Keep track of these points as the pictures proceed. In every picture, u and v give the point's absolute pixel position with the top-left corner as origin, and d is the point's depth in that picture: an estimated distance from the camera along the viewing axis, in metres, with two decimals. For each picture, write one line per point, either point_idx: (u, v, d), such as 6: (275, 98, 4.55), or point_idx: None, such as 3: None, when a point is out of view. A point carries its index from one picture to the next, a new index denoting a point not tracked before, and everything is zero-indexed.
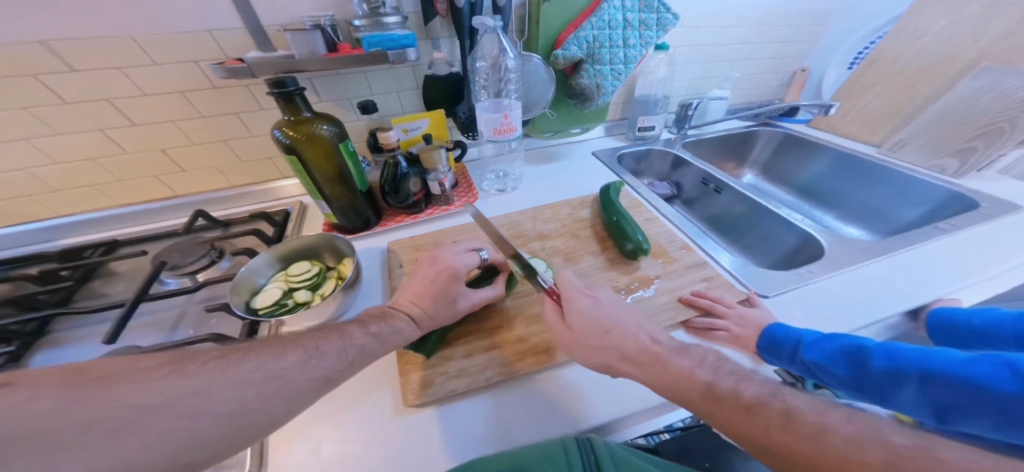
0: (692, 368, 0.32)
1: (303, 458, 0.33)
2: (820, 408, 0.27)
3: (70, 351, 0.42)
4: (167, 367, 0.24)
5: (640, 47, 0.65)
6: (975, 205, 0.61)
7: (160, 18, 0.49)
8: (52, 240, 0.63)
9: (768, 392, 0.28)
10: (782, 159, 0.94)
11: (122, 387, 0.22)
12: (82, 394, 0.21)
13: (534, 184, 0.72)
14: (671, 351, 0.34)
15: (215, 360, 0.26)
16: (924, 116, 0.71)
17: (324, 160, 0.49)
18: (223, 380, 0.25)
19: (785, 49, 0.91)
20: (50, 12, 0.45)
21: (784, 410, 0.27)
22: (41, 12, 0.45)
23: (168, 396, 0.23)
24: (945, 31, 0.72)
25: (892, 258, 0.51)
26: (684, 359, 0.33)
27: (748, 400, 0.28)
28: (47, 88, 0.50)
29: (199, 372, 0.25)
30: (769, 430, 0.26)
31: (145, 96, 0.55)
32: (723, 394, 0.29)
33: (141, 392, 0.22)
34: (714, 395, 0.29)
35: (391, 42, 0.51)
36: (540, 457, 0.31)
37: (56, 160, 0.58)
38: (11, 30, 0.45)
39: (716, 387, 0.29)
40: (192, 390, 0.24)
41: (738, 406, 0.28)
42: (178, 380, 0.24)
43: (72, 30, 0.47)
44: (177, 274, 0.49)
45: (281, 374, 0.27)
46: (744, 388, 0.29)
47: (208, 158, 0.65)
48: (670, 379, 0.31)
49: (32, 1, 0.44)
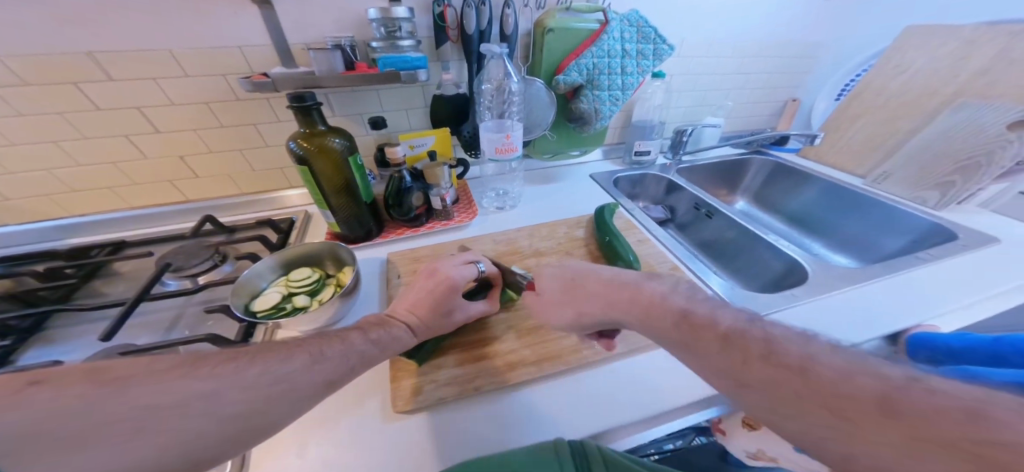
0: (665, 294, 0.33)
1: (290, 463, 0.32)
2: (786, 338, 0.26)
3: (64, 348, 0.42)
4: (180, 369, 0.24)
5: (637, 75, 0.70)
6: (953, 236, 0.63)
7: (197, 33, 0.53)
8: (61, 239, 0.64)
9: (745, 322, 0.28)
10: (771, 188, 0.97)
11: (136, 389, 0.22)
12: (99, 395, 0.21)
13: (532, 203, 0.74)
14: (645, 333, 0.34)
15: (225, 363, 0.26)
16: (907, 148, 0.74)
17: (333, 171, 0.50)
18: (234, 383, 0.25)
19: (776, 80, 0.96)
20: (102, 29, 0.50)
21: (766, 346, 0.25)
22: (93, 27, 0.49)
23: (180, 398, 0.22)
24: (925, 68, 0.76)
25: (876, 284, 0.52)
26: (655, 287, 0.35)
27: (723, 328, 0.28)
28: (84, 95, 0.53)
29: (214, 375, 0.24)
30: (741, 358, 0.25)
31: (172, 105, 0.58)
32: (699, 323, 0.29)
33: (156, 393, 0.22)
34: (701, 327, 0.29)
35: (404, 64, 0.55)
36: (532, 460, 0.32)
37: (80, 162, 0.60)
38: (63, 42, 0.49)
39: (692, 316, 0.30)
40: (201, 393, 0.23)
41: (713, 336, 0.27)
42: (193, 383, 0.23)
43: (115, 44, 0.51)
44: (179, 276, 0.50)
45: (287, 378, 0.27)
46: (721, 318, 0.29)
47: (221, 166, 0.67)
48: None
49: (87, 18, 0.48)
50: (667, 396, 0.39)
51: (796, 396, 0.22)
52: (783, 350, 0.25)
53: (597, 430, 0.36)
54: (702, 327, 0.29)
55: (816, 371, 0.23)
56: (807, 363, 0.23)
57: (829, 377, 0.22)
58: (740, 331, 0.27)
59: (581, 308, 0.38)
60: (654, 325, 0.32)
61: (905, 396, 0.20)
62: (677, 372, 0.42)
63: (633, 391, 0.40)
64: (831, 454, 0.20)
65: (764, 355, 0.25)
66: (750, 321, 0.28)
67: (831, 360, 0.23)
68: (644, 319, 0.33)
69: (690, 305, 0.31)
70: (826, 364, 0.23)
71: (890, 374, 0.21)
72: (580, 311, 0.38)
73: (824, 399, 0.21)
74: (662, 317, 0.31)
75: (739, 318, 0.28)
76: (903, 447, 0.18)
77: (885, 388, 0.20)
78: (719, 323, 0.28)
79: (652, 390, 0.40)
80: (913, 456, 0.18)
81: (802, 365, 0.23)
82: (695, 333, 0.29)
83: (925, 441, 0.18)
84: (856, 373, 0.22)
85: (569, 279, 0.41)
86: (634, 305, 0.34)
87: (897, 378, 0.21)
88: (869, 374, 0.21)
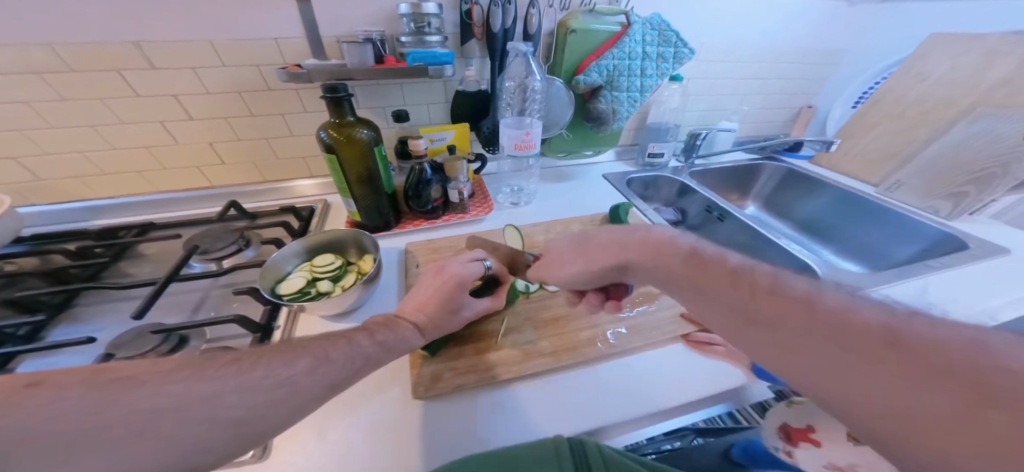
0: (675, 240, 0.35)
1: (309, 448, 0.33)
2: (813, 285, 0.26)
3: (91, 326, 0.43)
4: (182, 371, 0.23)
5: (657, 77, 0.71)
6: (964, 246, 0.63)
7: (240, 24, 0.54)
8: (89, 220, 0.65)
9: (760, 270, 0.28)
10: (783, 193, 0.98)
11: (137, 393, 0.21)
12: (99, 399, 0.20)
13: (548, 200, 0.75)
14: (649, 229, 0.38)
15: (230, 365, 0.25)
16: (920, 159, 0.75)
17: (357, 160, 0.51)
18: (238, 386, 0.24)
19: (795, 85, 0.97)
20: (148, 18, 0.51)
21: (770, 283, 0.27)
22: (142, 18, 0.51)
23: (183, 400, 0.22)
24: (944, 77, 0.77)
25: (884, 291, 0.52)
26: (664, 234, 0.36)
27: (733, 267, 0.30)
28: (126, 82, 0.55)
29: (215, 378, 0.23)
30: (755, 297, 0.26)
31: (208, 94, 0.59)
32: (709, 263, 0.31)
33: (155, 397, 0.21)
34: (709, 269, 0.30)
35: (432, 59, 0.56)
36: (529, 458, 0.32)
37: (115, 145, 0.61)
38: (110, 31, 0.51)
39: (705, 257, 0.31)
40: (203, 395, 0.22)
41: (728, 277, 0.29)
42: (194, 386, 0.22)
43: (162, 33, 0.53)
44: (205, 259, 0.51)
45: (288, 382, 0.26)
46: (732, 260, 0.30)
47: (248, 154, 0.68)
48: (666, 250, 0.34)
49: (138, 10, 0.50)
50: (675, 394, 0.39)
51: (801, 332, 0.23)
52: (809, 295, 0.24)
53: (600, 424, 0.37)
54: (712, 265, 0.30)
55: (819, 305, 0.23)
56: (810, 297, 0.24)
57: (831, 312, 0.22)
58: (748, 272, 0.28)
59: (592, 259, 0.39)
60: (664, 263, 0.33)
61: (909, 327, 0.20)
62: (685, 371, 0.42)
63: (639, 386, 0.40)
64: (839, 393, 0.20)
65: (770, 290, 0.26)
66: (764, 269, 0.29)
67: (835, 296, 0.24)
68: (657, 265, 0.34)
69: (703, 250, 0.32)
70: (862, 305, 0.22)
71: (887, 311, 0.21)
72: (590, 261, 0.39)
73: (828, 334, 0.21)
74: (672, 257, 0.33)
75: (751, 263, 0.30)
76: (902, 372, 0.18)
77: (885, 320, 0.21)
78: (733, 267, 0.29)
79: (659, 386, 0.40)
80: (917, 376, 0.18)
81: (807, 301, 0.24)
82: (709, 279, 0.29)
83: (937, 369, 0.18)
84: (858, 307, 0.22)
85: (581, 241, 0.42)
86: (645, 249, 0.35)
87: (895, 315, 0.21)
88: (867, 309, 0.22)
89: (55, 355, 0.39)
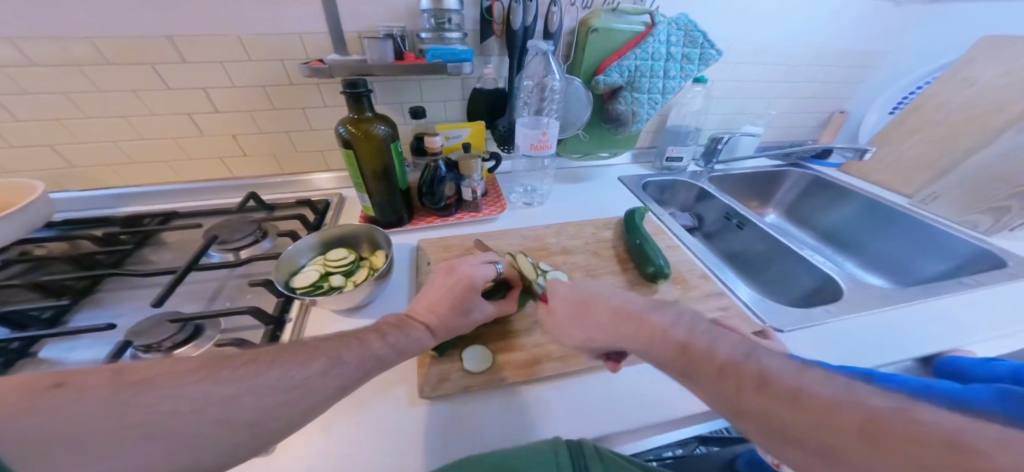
0: (663, 324, 0.31)
1: (318, 443, 0.34)
2: (796, 367, 0.23)
3: (114, 312, 0.45)
4: (201, 371, 0.23)
5: (680, 79, 0.69)
6: (1003, 264, 0.60)
7: (270, 19, 0.55)
8: (116, 207, 0.68)
9: (741, 352, 0.26)
10: (806, 201, 0.95)
11: (156, 393, 0.21)
12: (119, 398, 0.20)
13: (561, 201, 0.74)
14: (645, 308, 0.34)
15: (246, 366, 0.25)
16: (958, 172, 0.70)
17: (374, 157, 0.52)
18: (253, 388, 0.24)
19: (826, 89, 0.93)
20: (180, 11, 0.52)
21: (755, 370, 0.24)
22: (173, 11, 0.52)
23: (202, 402, 0.22)
24: (993, 82, 0.71)
25: (913, 307, 0.50)
26: (659, 316, 0.32)
27: (718, 358, 0.26)
28: (157, 75, 0.57)
29: (230, 380, 0.24)
30: (739, 392, 0.23)
31: (234, 87, 0.60)
32: (694, 351, 0.27)
33: (174, 399, 0.21)
34: (692, 357, 0.27)
35: (451, 56, 0.56)
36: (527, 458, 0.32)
37: (143, 136, 0.63)
38: (144, 25, 0.53)
39: (687, 344, 0.28)
40: (221, 397, 0.23)
41: (710, 364, 0.26)
42: (213, 387, 0.23)
43: (193, 26, 0.54)
44: (223, 249, 0.53)
45: (302, 384, 0.26)
46: (715, 345, 0.27)
47: (269, 146, 0.69)
48: (646, 336, 0.31)
49: (170, 5, 0.52)
50: (688, 406, 0.38)
51: (794, 434, 0.20)
52: (792, 383, 0.22)
53: (608, 431, 0.36)
54: (692, 351, 0.27)
55: (803, 397, 0.21)
56: (794, 385, 0.22)
57: (820, 407, 0.20)
58: (727, 358, 0.26)
59: (591, 334, 0.37)
60: (651, 353, 0.30)
61: (897, 426, 0.18)
62: None
63: (651, 394, 0.39)
64: None
65: (756, 381, 0.23)
66: (744, 348, 0.26)
67: (818, 387, 0.21)
68: (639, 344, 0.31)
69: (684, 334, 0.29)
70: (856, 397, 0.20)
71: (884, 404, 0.19)
72: (589, 336, 0.37)
73: (820, 438, 0.20)
74: (654, 344, 0.30)
75: (734, 346, 0.26)
76: None
77: (872, 417, 0.19)
78: (715, 355, 0.26)
79: (671, 396, 0.39)
80: None
81: (792, 394, 0.22)
82: (694, 369, 0.27)
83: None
84: (845, 402, 0.20)
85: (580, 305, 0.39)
86: (626, 328, 0.33)
87: (883, 408, 0.19)
88: (857, 402, 0.20)
89: (77, 340, 0.40)
